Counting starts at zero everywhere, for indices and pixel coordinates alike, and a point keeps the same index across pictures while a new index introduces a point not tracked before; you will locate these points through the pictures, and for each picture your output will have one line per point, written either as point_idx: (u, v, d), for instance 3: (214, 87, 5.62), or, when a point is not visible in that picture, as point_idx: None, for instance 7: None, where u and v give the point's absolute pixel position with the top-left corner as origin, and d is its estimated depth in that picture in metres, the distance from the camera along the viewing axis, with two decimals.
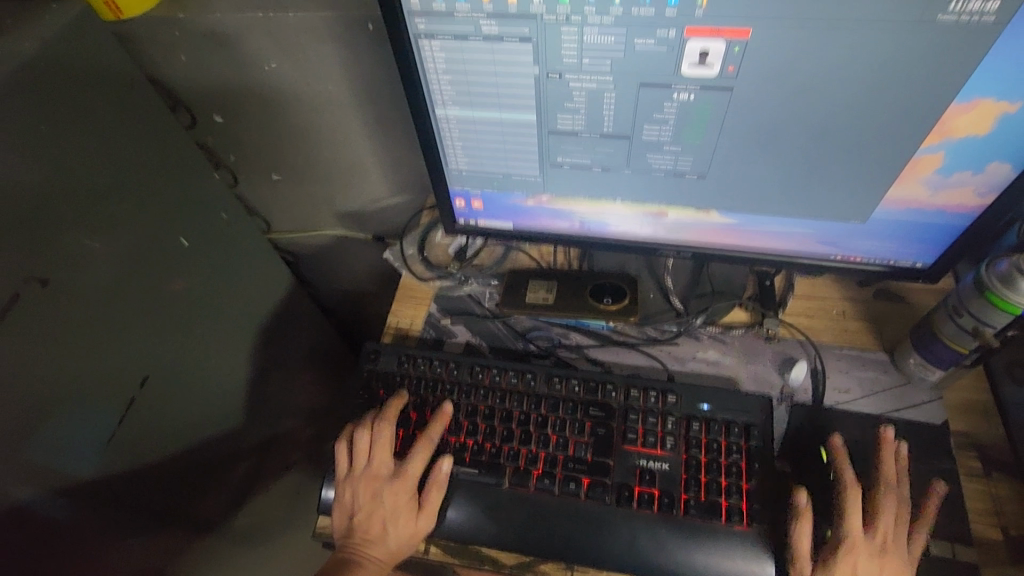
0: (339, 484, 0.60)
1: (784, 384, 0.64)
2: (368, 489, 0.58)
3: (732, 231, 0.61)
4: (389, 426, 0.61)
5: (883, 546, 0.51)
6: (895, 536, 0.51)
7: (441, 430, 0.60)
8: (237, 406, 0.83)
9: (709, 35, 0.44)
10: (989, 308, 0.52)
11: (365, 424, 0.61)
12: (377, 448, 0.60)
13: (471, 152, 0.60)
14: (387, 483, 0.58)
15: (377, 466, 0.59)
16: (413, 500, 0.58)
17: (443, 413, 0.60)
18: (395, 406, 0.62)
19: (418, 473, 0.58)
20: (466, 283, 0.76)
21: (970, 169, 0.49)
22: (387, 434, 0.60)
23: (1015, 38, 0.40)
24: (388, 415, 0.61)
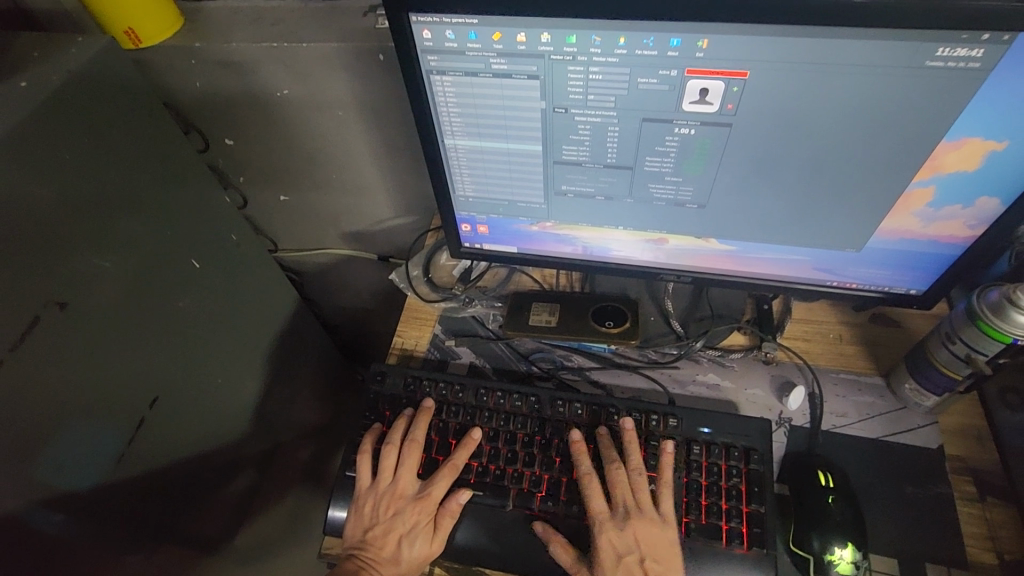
0: (359, 497, 0.61)
1: (782, 407, 0.65)
2: (390, 504, 0.60)
3: (730, 258, 0.63)
4: (417, 446, 0.62)
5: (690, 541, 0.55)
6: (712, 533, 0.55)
7: (467, 456, 0.60)
8: (242, 425, 0.84)
9: (709, 75, 0.46)
10: (980, 336, 0.54)
11: (393, 442, 0.63)
12: (403, 467, 0.61)
13: (478, 179, 0.62)
14: (409, 501, 0.60)
15: (402, 484, 0.61)
16: (428, 522, 0.59)
17: (471, 438, 0.61)
18: (423, 425, 0.63)
19: (439, 497, 0.59)
20: (470, 304, 0.77)
21: (959, 203, 0.51)
22: (415, 455, 0.62)
23: (999, 82, 0.42)
24: (416, 435, 0.62)
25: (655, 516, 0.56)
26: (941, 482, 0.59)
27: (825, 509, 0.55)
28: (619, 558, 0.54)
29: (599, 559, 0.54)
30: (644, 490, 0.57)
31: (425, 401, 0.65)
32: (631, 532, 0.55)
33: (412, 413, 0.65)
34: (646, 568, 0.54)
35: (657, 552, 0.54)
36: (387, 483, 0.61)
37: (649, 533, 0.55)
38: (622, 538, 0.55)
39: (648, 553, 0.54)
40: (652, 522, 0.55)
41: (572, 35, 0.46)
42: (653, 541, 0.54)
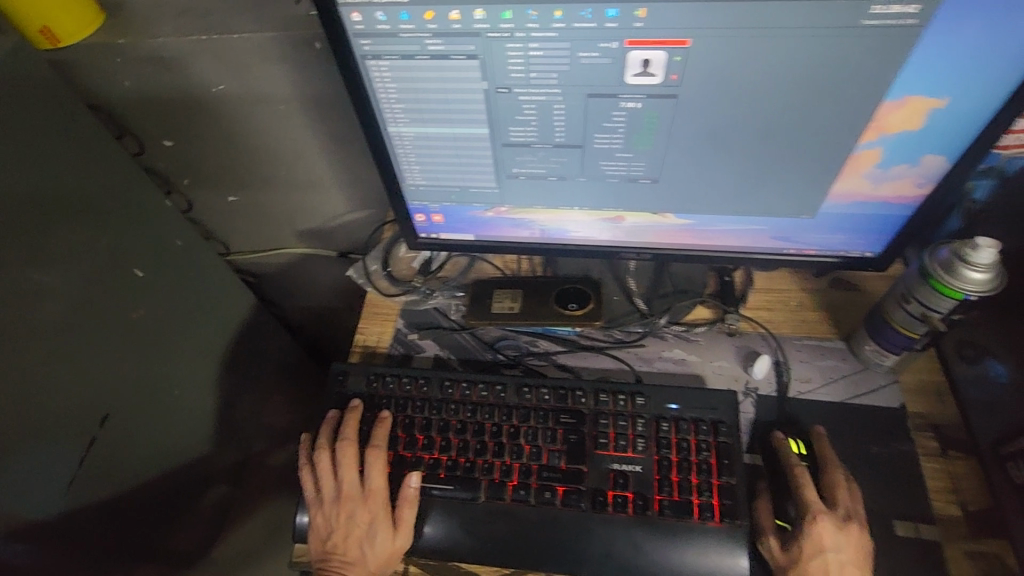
0: (314, 509, 0.60)
1: (748, 377, 0.66)
2: (343, 508, 0.58)
3: (689, 232, 0.62)
4: (352, 444, 0.60)
5: (842, 519, 0.53)
6: (850, 526, 0.53)
7: (384, 434, 0.61)
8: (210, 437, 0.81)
9: (650, 45, 0.45)
10: (934, 294, 0.54)
11: (327, 445, 0.62)
12: (342, 465, 0.59)
13: (427, 167, 0.60)
14: (358, 501, 0.58)
15: (347, 484, 0.59)
16: (386, 513, 0.57)
17: (382, 419, 0.61)
18: (351, 419, 0.62)
19: (384, 485, 0.58)
20: (431, 296, 0.75)
21: (907, 161, 0.51)
22: (352, 450, 0.60)
23: (935, 39, 0.42)
24: (349, 433, 0.61)
25: (837, 513, 0.54)
26: (905, 440, 0.60)
27: (792, 472, 0.57)
28: (822, 551, 0.52)
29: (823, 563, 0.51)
30: (810, 486, 0.55)
31: (351, 402, 0.64)
32: (846, 530, 0.52)
33: (343, 413, 0.64)
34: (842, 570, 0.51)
35: (851, 548, 0.52)
36: (334, 488, 0.59)
37: (835, 531, 0.52)
38: (836, 534, 0.52)
39: (842, 552, 0.52)
40: (836, 520, 0.53)
41: (507, 10, 0.44)
42: (844, 539, 0.52)
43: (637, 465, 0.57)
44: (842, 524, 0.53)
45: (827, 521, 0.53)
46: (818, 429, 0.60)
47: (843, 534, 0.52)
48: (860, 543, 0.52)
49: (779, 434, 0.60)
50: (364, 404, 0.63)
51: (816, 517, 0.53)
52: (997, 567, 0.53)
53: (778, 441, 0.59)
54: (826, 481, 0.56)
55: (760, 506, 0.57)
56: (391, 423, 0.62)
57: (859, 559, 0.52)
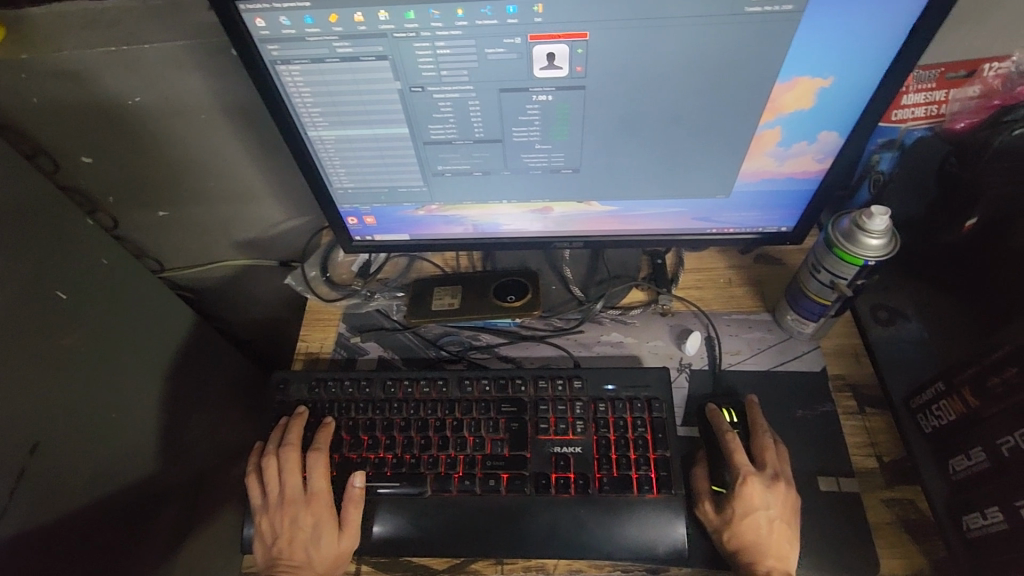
0: (259, 517, 0.59)
1: (681, 354, 0.68)
2: (287, 513, 0.58)
3: (615, 218, 0.64)
4: (295, 449, 0.60)
5: (770, 478, 0.56)
6: (779, 484, 0.56)
7: (327, 439, 0.61)
8: (158, 459, 0.79)
9: (552, 40, 0.47)
10: (839, 262, 0.57)
11: (272, 451, 0.61)
12: (285, 471, 0.59)
13: (352, 169, 0.60)
14: (302, 505, 0.58)
15: (290, 489, 0.59)
16: (328, 514, 0.57)
17: (326, 426, 0.62)
18: (296, 424, 0.62)
19: (326, 487, 0.58)
20: (372, 298, 0.75)
21: (805, 139, 0.54)
22: (295, 455, 0.60)
23: (813, 23, 0.45)
24: (291, 439, 0.61)
25: (766, 473, 0.56)
26: (826, 401, 0.64)
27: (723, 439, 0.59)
28: (753, 509, 0.54)
29: (756, 521, 0.54)
30: (741, 451, 0.58)
31: (296, 408, 0.64)
32: (774, 488, 0.55)
33: (287, 419, 0.63)
34: (773, 526, 0.54)
35: (781, 505, 0.55)
36: (278, 493, 0.59)
37: (765, 490, 0.55)
38: (766, 493, 0.55)
39: (773, 510, 0.54)
40: (765, 480, 0.56)
41: (410, 10, 0.45)
42: (774, 497, 0.55)
43: (577, 446, 0.59)
44: (772, 483, 0.56)
45: (757, 482, 0.55)
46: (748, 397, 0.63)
47: (771, 493, 0.55)
48: (788, 500, 0.55)
49: (712, 406, 0.63)
50: (309, 411, 0.64)
51: (746, 478, 0.56)
52: (911, 511, 0.57)
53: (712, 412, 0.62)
54: (755, 445, 0.59)
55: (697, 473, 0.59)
56: (334, 430, 0.62)
57: (789, 514, 0.55)
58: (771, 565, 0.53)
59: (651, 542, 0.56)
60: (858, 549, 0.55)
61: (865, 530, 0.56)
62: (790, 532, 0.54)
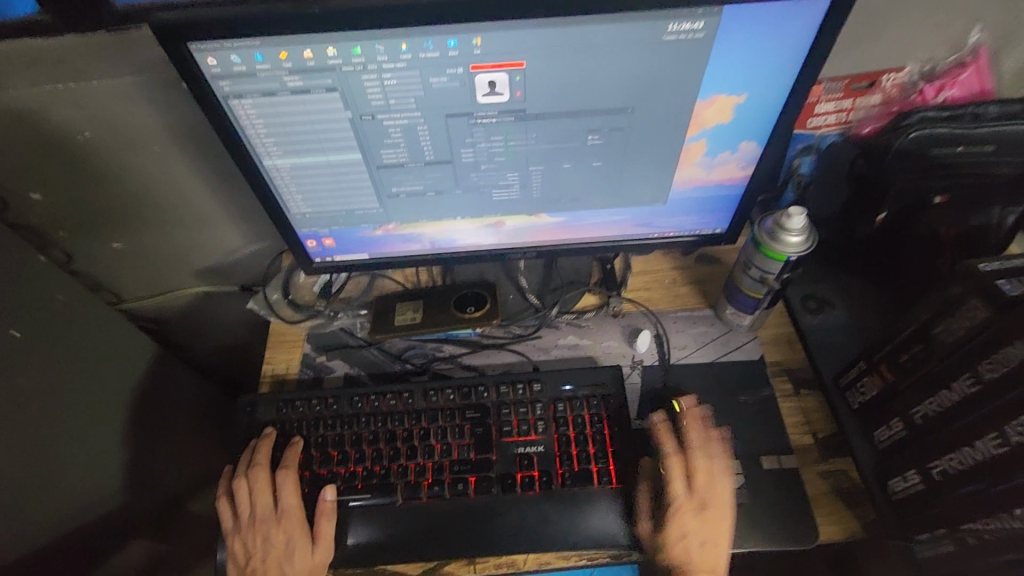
0: (231, 538, 0.61)
1: (633, 352, 0.73)
2: (260, 531, 0.59)
3: (564, 228, 0.69)
4: (264, 469, 0.62)
5: (703, 503, 0.59)
6: (711, 511, 0.59)
7: (296, 457, 0.63)
8: (130, 492, 0.78)
9: (491, 69, 0.50)
10: (765, 259, 0.63)
11: (242, 472, 0.63)
12: (256, 490, 0.61)
13: (309, 195, 0.63)
14: (274, 522, 0.59)
15: (261, 508, 0.60)
16: (299, 529, 0.59)
17: (295, 445, 0.63)
18: (265, 445, 0.63)
19: (296, 503, 0.60)
20: (335, 317, 0.77)
21: (727, 149, 0.60)
22: (265, 474, 0.62)
23: (723, 47, 0.50)
24: (260, 459, 0.62)
25: (699, 500, 0.60)
26: (765, 386, 0.70)
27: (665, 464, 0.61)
28: (683, 536, 0.59)
29: (687, 545, 0.58)
30: (676, 479, 0.60)
31: (264, 429, 0.65)
32: (704, 515, 0.59)
33: (255, 441, 0.65)
34: (704, 549, 0.58)
35: (712, 528, 0.59)
36: (249, 513, 0.60)
37: (695, 518, 0.59)
38: (697, 520, 0.59)
39: (703, 534, 0.58)
40: (699, 507, 0.59)
41: (356, 46, 0.48)
42: (705, 523, 0.59)
43: (539, 445, 0.63)
44: (704, 509, 0.59)
45: (688, 511, 0.59)
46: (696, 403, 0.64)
47: (701, 519, 0.59)
48: (718, 523, 0.59)
49: (684, 400, 0.65)
50: (277, 431, 0.65)
51: (677, 509, 0.59)
52: (843, 480, 0.63)
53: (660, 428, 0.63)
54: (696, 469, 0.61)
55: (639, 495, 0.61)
56: (302, 449, 0.63)
57: (721, 536, 0.59)
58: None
59: (614, 529, 0.59)
60: (801, 519, 0.61)
61: (805, 502, 0.62)
62: (721, 552, 0.58)
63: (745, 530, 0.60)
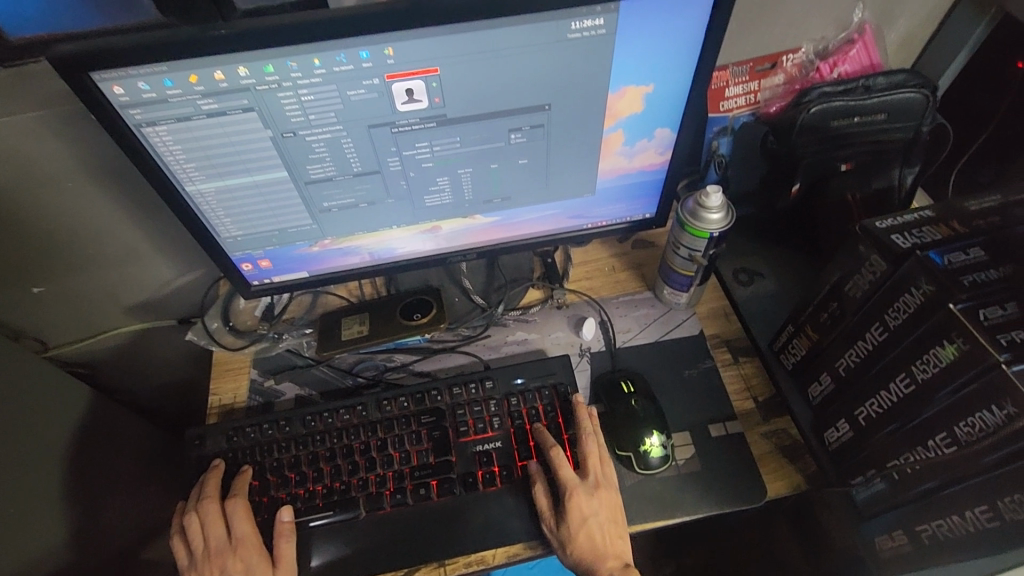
0: None
1: (580, 340, 0.75)
2: (217, 565, 0.58)
3: (500, 227, 0.70)
4: (214, 501, 0.60)
5: (596, 484, 0.60)
6: (606, 489, 0.60)
7: (246, 486, 0.62)
8: (83, 547, 0.74)
9: (407, 77, 0.51)
10: (692, 238, 0.66)
11: (192, 509, 0.61)
12: (208, 524, 0.59)
13: (238, 218, 0.62)
14: (232, 553, 0.58)
15: (216, 542, 0.58)
16: (257, 555, 0.58)
17: (244, 474, 0.62)
18: (213, 477, 0.62)
19: (251, 529, 0.59)
20: (281, 339, 0.76)
21: (645, 136, 0.63)
22: (216, 506, 0.60)
23: (626, 40, 0.52)
24: (209, 492, 0.61)
25: (592, 481, 0.60)
26: (707, 358, 0.73)
27: (553, 453, 0.61)
28: (584, 518, 0.58)
29: (587, 527, 0.58)
30: (566, 465, 0.61)
31: (213, 462, 0.64)
32: (599, 494, 0.60)
33: (203, 475, 0.63)
34: (604, 528, 0.59)
35: (607, 506, 0.60)
36: (204, 549, 0.59)
37: (592, 498, 0.59)
38: (592, 501, 0.59)
39: (602, 513, 0.59)
40: (593, 488, 0.60)
41: (268, 64, 0.48)
42: (602, 502, 0.60)
43: (497, 440, 0.64)
44: (598, 489, 0.60)
45: (583, 493, 0.59)
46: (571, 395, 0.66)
47: (596, 499, 0.59)
48: (612, 501, 0.60)
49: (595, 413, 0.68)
50: (226, 463, 0.64)
51: (572, 491, 0.59)
52: (785, 437, 0.67)
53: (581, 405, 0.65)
54: (583, 452, 0.62)
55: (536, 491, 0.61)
56: (252, 477, 0.63)
57: (615, 512, 0.60)
58: (611, 565, 0.58)
59: (556, 507, 0.60)
60: (751, 480, 0.64)
61: (753, 464, 0.65)
62: (619, 529, 0.60)
63: (701, 498, 0.63)
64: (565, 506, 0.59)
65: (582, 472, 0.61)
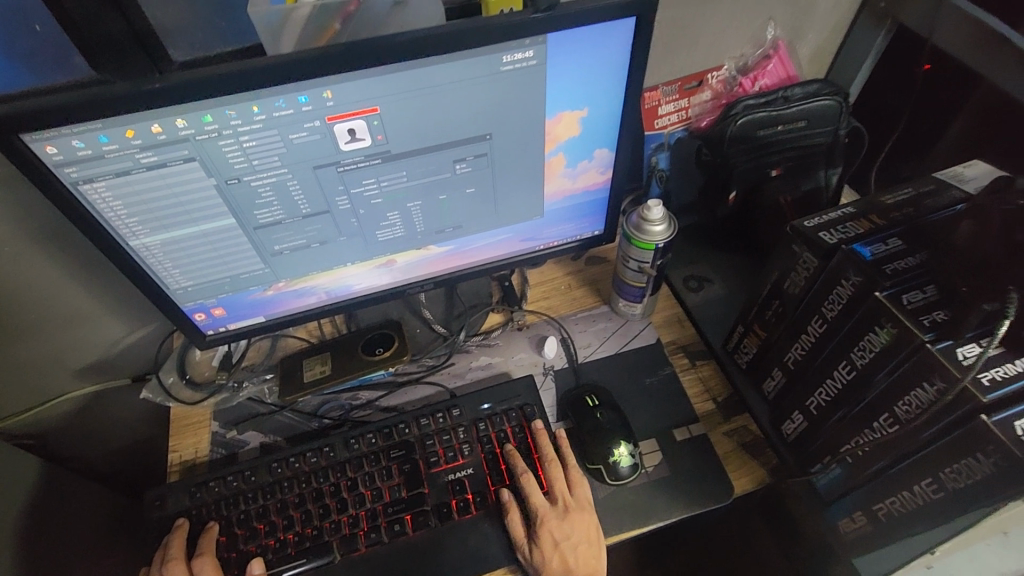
0: None
1: (543, 359, 0.76)
2: None
3: (454, 255, 0.71)
4: (180, 562, 0.58)
5: (567, 507, 0.61)
6: (579, 511, 0.61)
7: (212, 543, 0.60)
8: None
9: (348, 118, 0.53)
10: (639, 250, 0.69)
11: (157, 574, 0.59)
12: None
13: (187, 268, 0.61)
14: None
15: None
16: None
17: (210, 531, 0.60)
18: (177, 538, 0.60)
19: None
20: (241, 388, 0.75)
21: (585, 157, 0.65)
22: (182, 568, 0.58)
23: (557, 69, 0.55)
24: (174, 554, 0.59)
25: (564, 505, 0.61)
26: (666, 365, 0.75)
27: (523, 480, 0.62)
28: (556, 544, 0.59)
29: (561, 553, 0.59)
30: (535, 492, 0.62)
31: (176, 522, 0.62)
32: (571, 518, 0.60)
33: (167, 537, 0.61)
34: (578, 551, 0.60)
35: (581, 528, 0.60)
36: None
37: (564, 522, 0.60)
38: (564, 525, 0.60)
39: (577, 536, 0.60)
40: (565, 511, 0.61)
41: (206, 114, 0.49)
42: (575, 524, 0.60)
43: (469, 467, 0.64)
44: (570, 512, 0.61)
45: (554, 519, 0.60)
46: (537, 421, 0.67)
47: (568, 522, 0.60)
48: (586, 522, 0.61)
49: (564, 431, 0.69)
50: (190, 521, 0.62)
51: (543, 518, 0.60)
52: (746, 434, 0.69)
53: (541, 435, 0.65)
54: (553, 476, 0.63)
55: (511, 521, 0.61)
56: (219, 534, 0.61)
57: (591, 534, 0.60)
58: None
59: (529, 533, 0.60)
60: (719, 479, 0.66)
61: (719, 463, 0.67)
62: (594, 550, 0.60)
63: (673, 502, 0.64)
64: (537, 533, 0.60)
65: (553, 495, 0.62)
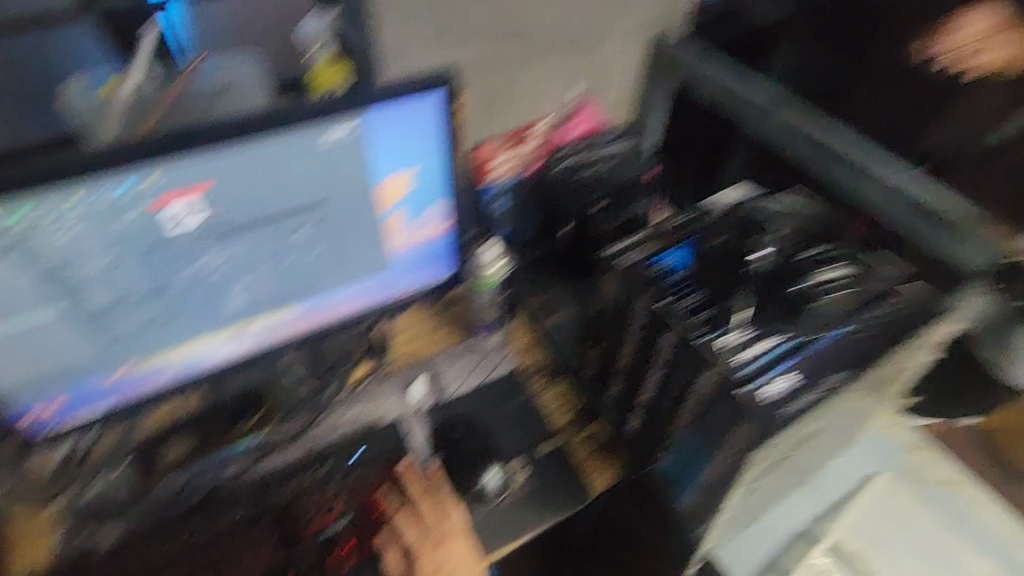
0: None
1: (412, 401, 0.80)
2: None
3: (310, 315, 0.73)
4: None
5: (439, 535, 0.69)
6: (451, 537, 0.68)
7: None
8: None
9: (175, 199, 0.55)
10: (480, 288, 0.83)
11: None
12: None
13: (12, 365, 0.59)
14: None
15: None
16: None
17: None
18: None
19: None
20: (90, 484, 0.70)
21: (422, 211, 0.71)
22: None
23: (375, 138, 0.62)
24: None
25: (437, 534, 0.69)
26: (526, 388, 0.82)
27: (394, 520, 0.71)
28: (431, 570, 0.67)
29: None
30: (407, 528, 0.70)
31: None
32: (442, 544, 0.68)
33: None
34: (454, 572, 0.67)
35: (454, 551, 0.68)
36: None
37: (437, 550, 0.68)
38: (436, 553, 0.68)
39: (451, 559, 0.67)
40: (437, 540, 0.69)
41: (21, 209, 0.50)
42: (448, 550, 0.68)
43: (344, 517, 0.70)
44: (442, 538, 0.69)
45: (427, 549, 0.68)
46: (405, 459, 0.74)
47: (441, 549, 0.68)
48: (458, 545, 0.68)
49: (435, 463, 0.74)
50: None
51: (416, 551, 0.69)
52: (599, 439, 0.78)
53: (406, 473, 0.73)
54: (423, 509, 0.70)
55: (388, 558, 0.69)
56: None
57: (464, 554, 0.67)
58: None
59: (408, 566, 0.68)
60: (578, 483, 0.73)
61: (577, 470, 0.74)
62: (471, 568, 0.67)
63: (541, 513, 0.71)
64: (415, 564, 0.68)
65: (424, 526, 0.69)
